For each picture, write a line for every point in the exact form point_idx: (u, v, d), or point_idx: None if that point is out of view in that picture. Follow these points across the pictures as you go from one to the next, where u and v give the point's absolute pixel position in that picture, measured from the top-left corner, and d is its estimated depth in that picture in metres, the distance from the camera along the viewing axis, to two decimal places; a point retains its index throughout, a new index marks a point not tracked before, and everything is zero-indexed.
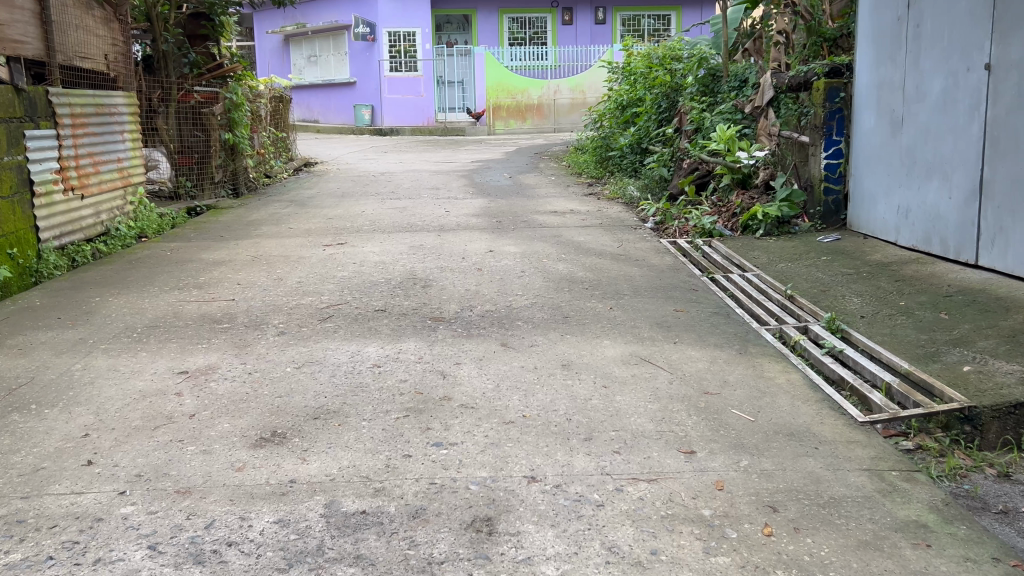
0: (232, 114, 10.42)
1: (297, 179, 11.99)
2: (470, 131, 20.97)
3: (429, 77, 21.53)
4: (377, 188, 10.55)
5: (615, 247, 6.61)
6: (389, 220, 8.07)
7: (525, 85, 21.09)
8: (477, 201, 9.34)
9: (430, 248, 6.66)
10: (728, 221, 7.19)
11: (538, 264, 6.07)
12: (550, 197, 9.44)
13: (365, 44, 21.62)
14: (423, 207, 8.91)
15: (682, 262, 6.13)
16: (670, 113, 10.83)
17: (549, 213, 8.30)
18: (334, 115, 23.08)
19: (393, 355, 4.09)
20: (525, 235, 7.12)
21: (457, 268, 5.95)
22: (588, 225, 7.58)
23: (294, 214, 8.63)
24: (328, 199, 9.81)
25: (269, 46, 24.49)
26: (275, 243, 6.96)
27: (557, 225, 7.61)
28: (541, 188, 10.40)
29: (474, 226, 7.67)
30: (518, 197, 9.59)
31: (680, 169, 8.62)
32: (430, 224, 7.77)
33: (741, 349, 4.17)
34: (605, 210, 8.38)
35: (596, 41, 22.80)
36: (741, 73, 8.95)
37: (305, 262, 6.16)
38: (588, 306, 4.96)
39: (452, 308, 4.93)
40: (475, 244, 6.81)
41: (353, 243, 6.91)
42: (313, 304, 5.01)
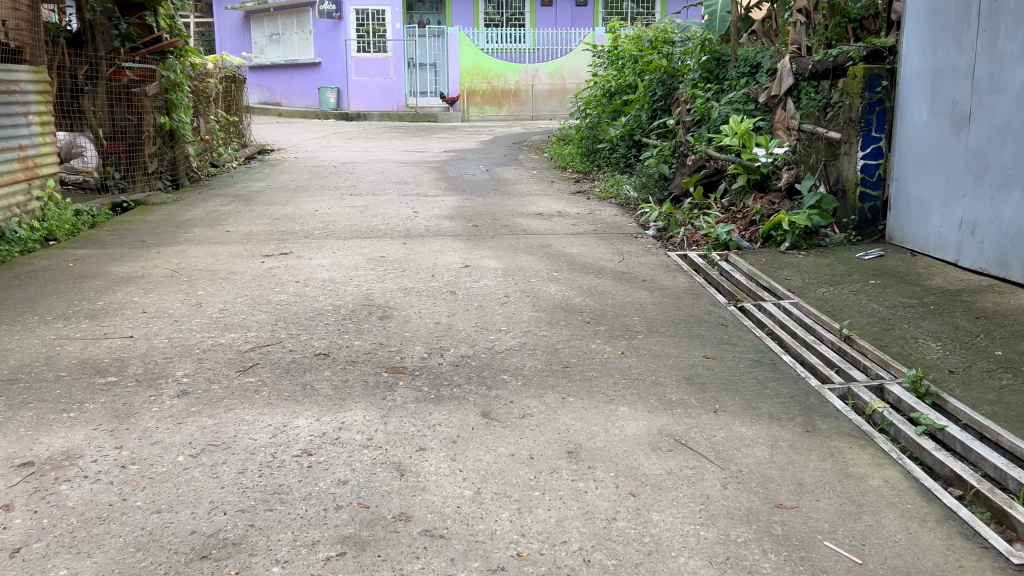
0: (169, 95, 9.15)
1: (249, 169, 10.74)
2: (444, 117, 19.79)
3: (400, 58, 20.30)
4: (337, 182, 9.37)
5: (615, 263, 5.50)
6: (347, 223, 6.90)
7: (502, 69, 19.90)
8: (450, 200, 8.18)
9: (393, 261, 5.51)
10: (746, 230, 6.13)
11: (524, 286, 4.96)
12: (532, 197, 8.32)
13: (330, 22, 20.27)
14: (387, 206, 7.75)
15: (699, 284, 5.05)
16: (665, 101, 9.74)
17: (534, 216, 7.17)
18: (297, 98, 21.70)
19: (333, 431, 2.95)
20: (506, 245, 5.99)
21: (424, 290, 4.81)
22: (580, 233, 6.47)
23: (238, 213, 7.44)
24: (280, 195, 8.61)
25: (230, 24, 23.02)
26: (205, 252, 5.77)
27: (544, 232, 6.49)
28: (521, 184, 9.26)
29: (445, 232, 6.53)
30: (495, 196, 8.45)
31: (684, 167, 7.54)
32: (394, 229, 6.62)
33: (806, 426, 3.08)
34: (597, 214, 7.27)
35: (577, 24, 21.61)
36: (752, 57, 7.84)
37: (236, 279, 4.99)
38: (593, 350, 3.86)
39: (417, 351, 3.80)
40: (447, 256, 5.68)
41: (299, 253, 5.74)
42: (235, 345, 3.85)
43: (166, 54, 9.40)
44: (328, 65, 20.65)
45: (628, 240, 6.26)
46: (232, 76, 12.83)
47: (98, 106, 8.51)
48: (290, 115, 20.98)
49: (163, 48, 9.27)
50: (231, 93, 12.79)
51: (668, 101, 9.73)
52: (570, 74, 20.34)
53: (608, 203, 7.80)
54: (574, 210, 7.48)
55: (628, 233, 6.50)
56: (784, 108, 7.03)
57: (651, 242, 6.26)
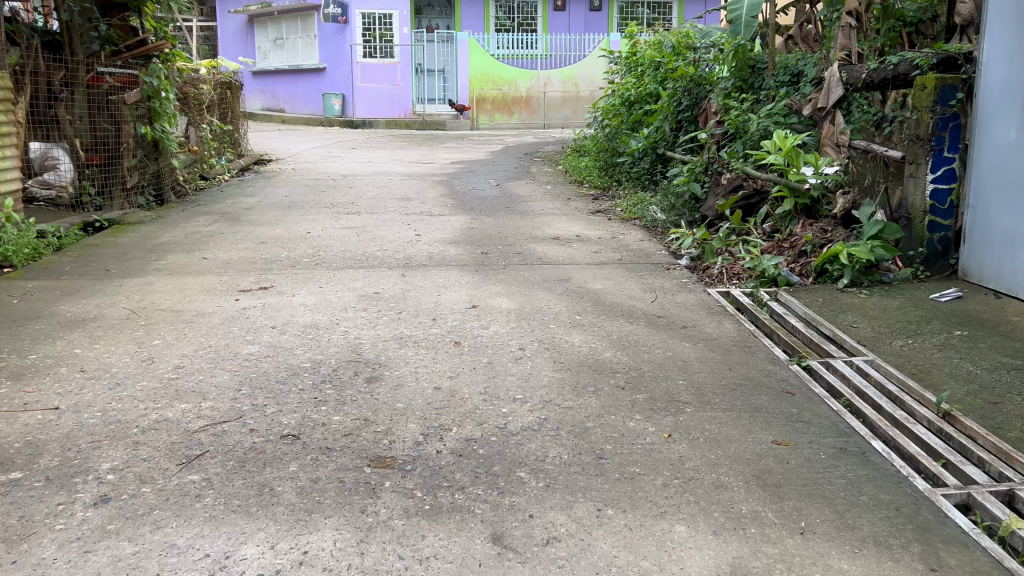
0: (151, 103, 8.30)
1: (241, 182, 10.00)
2: (452, 125, 19.00)
3: (407, 63, 19.53)
4: (334, 198, 8.62)
5: (647, 304, 4.71)
6: (341, 248, 6.14)
7: (512, 75, 19.16)
8: (456, 220, 7.42)
9: (390, 298, 4.74)
10: (796, 263, 5.36)
11: (541, 333, 4.18)
12: (547, 217, 7.54)
13: (335, 26, 19.56)
14: (387, 227, 6.98)
15: (749, 333, 4.27)
16: (691, 112, 8.96)
17: (550, 242, 6.40)
18: (301, 104, 21.00)
19: (290, 570, 2.18)
20: (519, 279, 5.22)
21: (423, 339, 4.04)
22: (603, 263, 5.69)
23: (220, 235, 6.68)
24: (271, 212, 7.86)
25: (233, 28, 22.38)
26: (173, 287, 5.01)
27: (562, 262, 5.72)
28: (534, 202, 8.49)
29: (450, 260, 5.76)
30: (506, 216, 7.68)
31: (718, 186, 6.78)
32: (392, 257, 5.85)
33: (929, 561, 2.29)
34: (620, 239, 6.49)
35: (590, 29, 20.85)
36: (793, 65, 7.10)
37: (202, 324, 4.23)
38: (633, 431, 3.07)
39: (411, 431, 3.02)
40: (451, 293, 4.91)
41: (281, 288, 4.97)
42: (183, 422, 3.08)
43: (150, 57, 8.66)
44: (332, 70, 19.94)
45: (659, 272, 5.47)
46: (227, 82, 12.12)
47: (75, 114, 7.78)
48: (294, 122, 20.29)
49: (148, 51, 8.54)
50: (225, 99, 12.06)
51: (695, 112, 8.96)
52: (583, 82, 19.63)
53: (631, 226, 7.02)
54: (595, 234, 6.70)
55: (659, 264, 5.72)
56: (832, 121, 6.24)
57: (685, 275, 5.47)
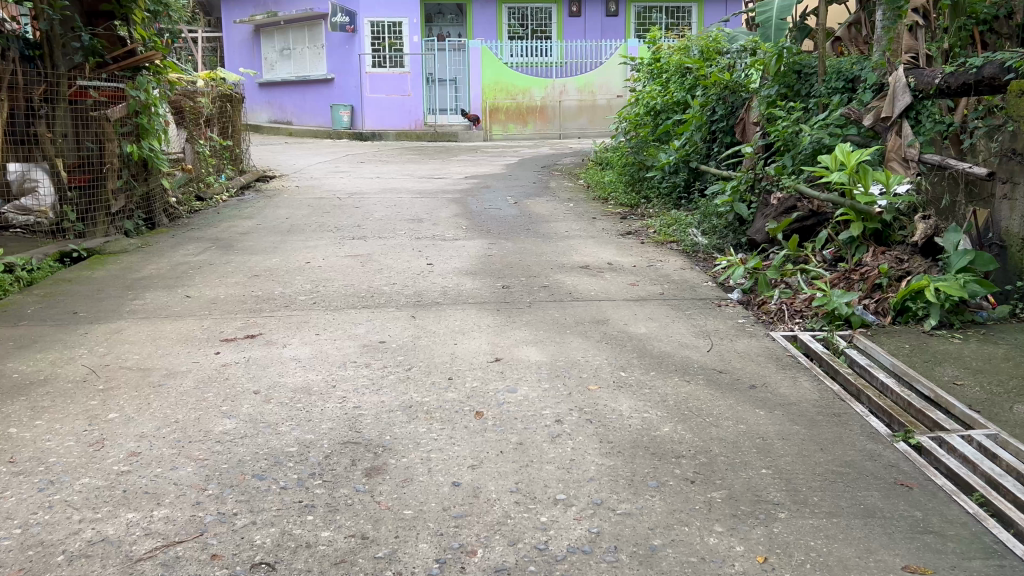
0: (139, 119, 7.64)
1: (240, 202, 9.33)
2: (464, 136, 18.29)
3: (418, 73, 18.76)
4: (338, 220, 7.92)
5: (702, 355, 3.96)
6: (342, 282, 5.42)
7: (527, 84, 18.49)
8: (473, 245, 6.70)
9: (399, 349, 4.02)
10: (869, 299, 4.61)
11: (580, 396, 3.45)
12: (573, 241, 6.81)
13: (344, 35, 18.92)
14: (396, 256, 6.27)
15: (832, 396, 3.51)
16: (726, 122, 8.23)
17: (580, 272, 5.67)
18: (308, 116, 20.38)
19: None
20: (547, 321, 4.49)
21: (437, 406, 3.32)
22: (644, 299, 4.95)
23: (210, 267, 5.99)
24: (268, 237, 7.17)
25: (239, 39, 21.79)
26: (146, 335, 4.31)
27: (595, 298, 4.98)
28: (556, 223, 7.76)
29: (467, 296, 5.04)
30: (527, 239, 6.96)
31: (767, 207, 6.03)
32: (401, 292, 5.14)
33: None
34: (659, 267, 5.75)
35: (607, 35, 20.14)
36: (846, 70, 6.40)
37: (171, 389, 3.51)
38: (716, 554, 2.34)
39: (423, 557, 2.29)
40: (470, 339, 4.18)
41: (271, 336, 4.26)
42: (125, 544, 2.36)
43: (139, 69, 7.98)
44: (341, 80, 19.28)
45: (710, 311, 4.72)
46: (228, 95, 11.48)
47: (56, 132, 7.10)
48: (301, 135, 19.66)
49: (138, 63, 7.86)
50: (224, 112, 11.38)
51: (731, 122, 8.22)
52: (600, 89, 18.94)
53: (669, 251, 6.27)
54: (628, 262, 5.95)
55: (707, 300, 4.97)
56: (898, 133, 5.51)
57: (740, 314, 4.72)
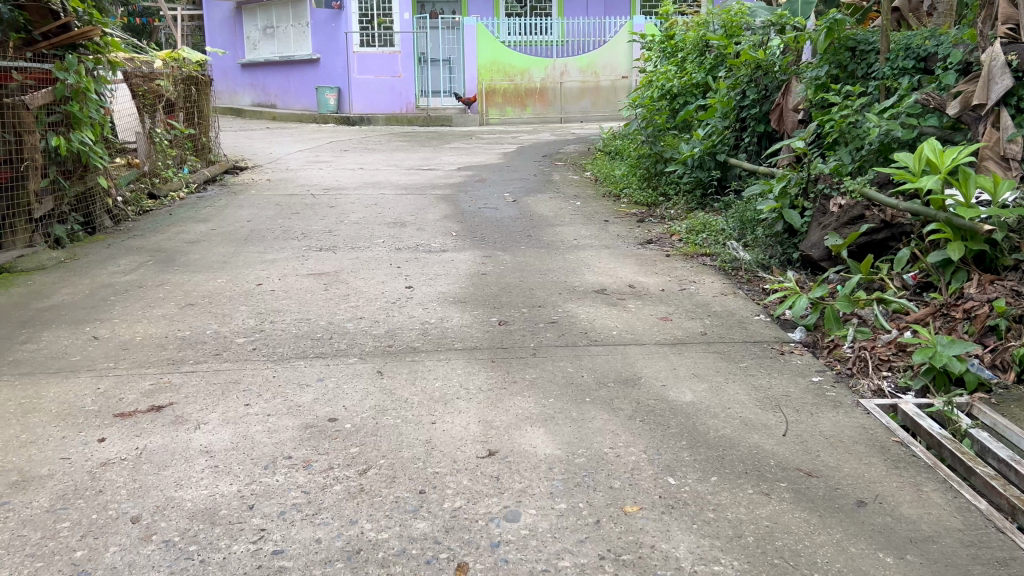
0: (69, 106, 6.41)
1: (200, 200, 8.17)
2: (458, 121, 17.11)
3: (409, 53, 17.51)
4: (307, 224, 6.78)
5: (776, 443, 2.84)
6: (296, 315, 4.30)
7: (526, 64, 17.29)
8: (463, 259, 5.57)
9: (357, 433, 2.90)
10: (985, 348, 3.50)
11: (612, 527, 2.33)
12: (583, 254, 5.67)
13: (330, 12, 17.63)
14: (370, 275, 5.14)
15: (985, 523, 2.39)
16: (759, 107, 7.16)
17: (596, 299, 4.54)
18: (293, 99, 19.17)
19: None
20: (557, 381, 3.36)
21: (399, 552, 2.21)
22: (683, 343, 3.82)
23: (137, 291, 4.85)
24: (221, 248, 6.03)
25: (221, 16, 20.57)
26: (15, 407, 3.17)
27: (618, 341, 3.85)
28: (562, 228, 6.63)
29: (453, 339, 3.91)
30: (529, 250, 5.83)
31: (825, 215, 4.91)
32: (369, 332, 4.01)
33: None
34: (694, 294, 4.63)
35: (611, 13, 18.95)
36: (915, 45, 5.29)
37: (11, 515, 2.39)
38: None
39: None
40: (453, 414, 3.05)
41: (185, 408, 3.14)
42: None
43: (75, 47, 6.79)
44: (327, 61, 18.01)
45: (770, 363, 3.60)
46: (194, 77, 10.28)
47: None
48: (285, 119, 18.44)
49: (72, 40, 6.66)
50: (189, 97, 10.20)
51: (765, 108, 7.12)
52: (603, 70, 17.80)
53: (702, 269, 5.14)
54: (654, 284, 4.83)
55: (763, 344, 3.85)
56: (996, 124, 4.39)
57: (811, 367, 3.59)
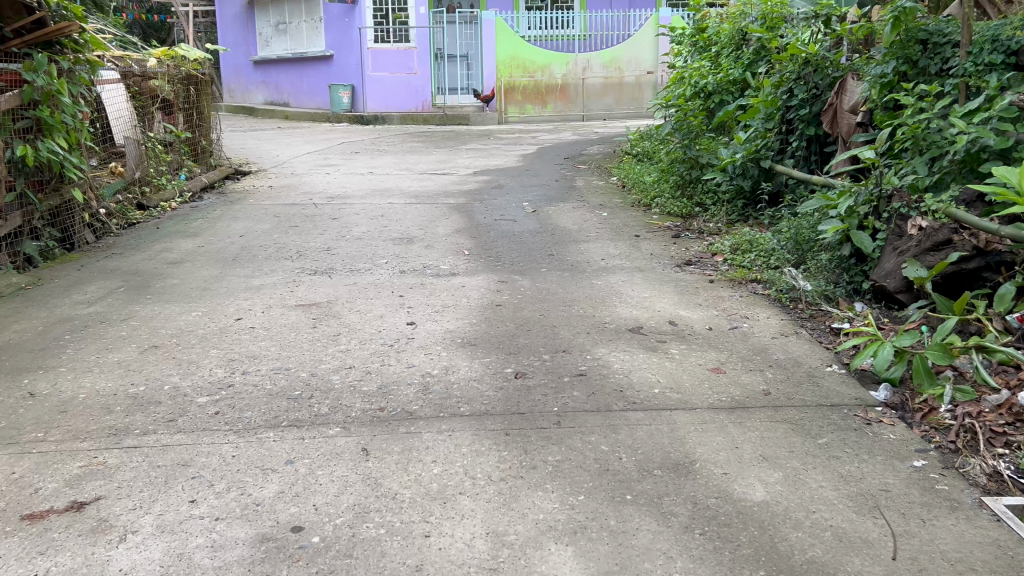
0: (39, 111, 5.74)
1: (192, 210, 7.51)
2: (477, 119, 16.42)
3: (426, 48, 16.77)
4: (303, 241, 6.10)
5: (886, 573, 2.13)
6: (275, 363, 3.61)
7: (546, 60, 16.56)
8: (476, 285, 4.87)
9: (327, 553, 2.21)
10: None
11: None
12: (613, 279, 4.95)
13: (343, 7, 16.95)
14: (368, 306, 4.45)
15: None
16: (809, 108, 6.44)
17: (631, 342, 3.81)
18: (306, 97, 18.53)
19: None
20: (587, 466, 2.65)
21: None
22: (743, 408, 3.10)
23: (97, 327, 4.19)
24: (203, 270, 5.35)
25: (232, 12, 19.96)
26: None
27: (661, 404, 3.13)
28: (588, 245, 5.91)
29: (458, 398, 3.21)
30: (550, 274, 5.11)
31: (902, 238, 4.15)
32: (357, 388, 3.32)
33: None
34: (748, 335, 3.90)
35: (636, 5, 18.20)
36: (1003, 37, 4.53)
37: None
38: None
39: None
40: (453, 520, 2.35)
41: (114, 508, 2.46)
42: None
43: (50, 45, 6.13)
44: (340, 57, 17.35)
45: (856, 438, 2.88)
46: (192, 76, 9.61)
47: None
48: (298, 118, 17.80)
49: (46, 37, 6.00)
50: (188, 97, 9.54)
51: (816, 109, 6.40)
52: (627, 65, 17.09)
53: (755, 302, 4.41)
54: (699, 322, 4.10)
55: (842, 408, 3.12)
56: None
57: (908, 443, 2.86)
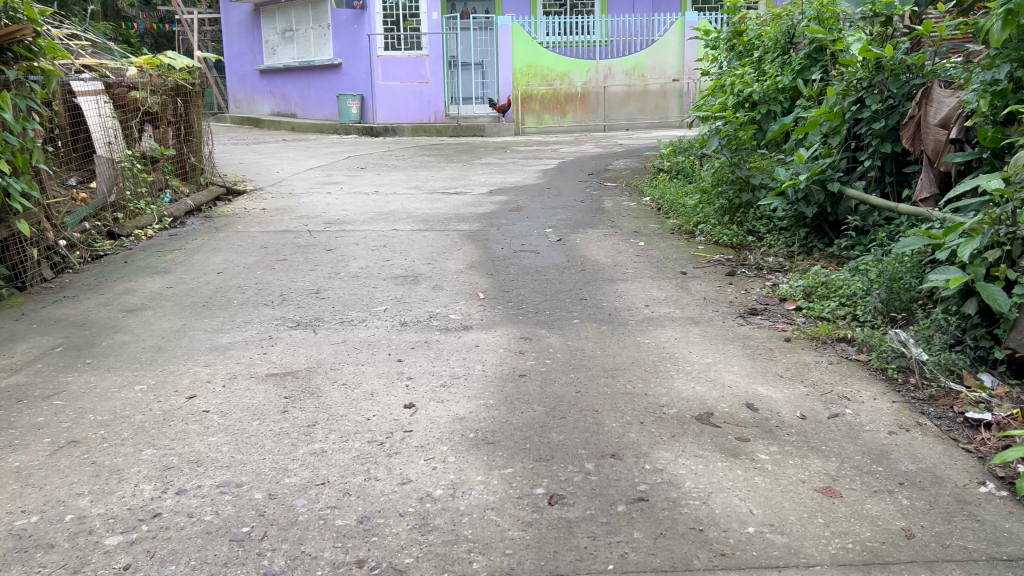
0: None
1: (171, 239, 6.62)
2: (492, 130, 15.51)
3: (438, 56, 15.92)
4: (290, 281, 5.19)
5: None
6: (225, 474, 2.69)
7: (565, 67, 15.63)
8: (494, 344, 3.93)
9: None
10: None
11: None
12: (663, 336, 4.00)
13: (352, 13, 16.11)
14: (357, 377, 3.52)
15: None
16: (884, 120, 5.48)
17: (699, 438, 2.86)
18: (314, 108, 17.72)
19: None
20: None
21: None
22: (882, 568, 2.14)
23: (9, 410, 3.28)
24: (165, 321, 4.44)
25: (239, 19, 19.18)
26: None
27: (762, 557, 2.18)
28: (626, 285, 4.96)
29: (468, 545, 2.26)
30: (584, 327, 4.17)
31: None
32: (329, 522, 2.38)
33: None
34: (854, 429, 2.94)
35: (659, 9, 17.25)
36: None
37: None
38: None
39: None
40: None
41: None
42: None
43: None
44: (349, 66, 16.50)
45: None
46: (182, 89, 8.72)
47: None
48: (305, 130, 16.97)
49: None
50: (176, 112, 8.62)
51: (893, 122, 5.44)
52: (652, 72, 16.15)
53: (850, 375, 3.45)
54: (785, 407, 3.15)
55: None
56: None
57: None
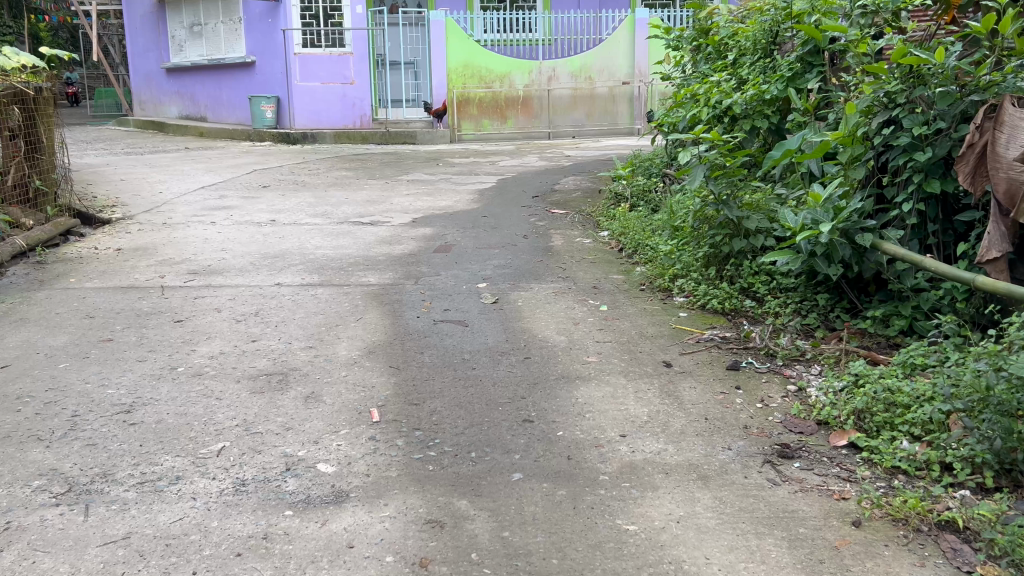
0: None
1: None
2: (425, 137, 13.78)
3: (364, 54, 14.10)
4: (96, 387, 3.54)
5: None
6: None
7: (505, 68, 14.20)
8: (379, 540, 2.36)
9: None
10: None
11: None
12: (656, 513, 2.48)
13: (265, 5, 14.29)
14: None
15: None
16: (932, 149, 4.03)
17: None
18: (225, 110, 15.86)
19: None
20: None
21: None
22: None
23: None
24: None
25: (141, 12, 17.16)
26: None
27: None
28: (590, 391, 3.44)
29: None
30: (529, 488, 2.63)
31: None
32: None
33: None
34: None
35: (607, 6, 15.87)
36: None
37: None
38: None
39: None
40: None
41: None
42: None
43: None
44: (262, 65, 14.68)
45: None
46: (27, 97, 6.83)
47: None
48: (214, 136, 15.10)
49: None
50: (16, 124, 6.70)
51: (943, 152, 4.00)
52: (599, 74, 14.74)
53: None
54: None
55: None
56: None
57: None
